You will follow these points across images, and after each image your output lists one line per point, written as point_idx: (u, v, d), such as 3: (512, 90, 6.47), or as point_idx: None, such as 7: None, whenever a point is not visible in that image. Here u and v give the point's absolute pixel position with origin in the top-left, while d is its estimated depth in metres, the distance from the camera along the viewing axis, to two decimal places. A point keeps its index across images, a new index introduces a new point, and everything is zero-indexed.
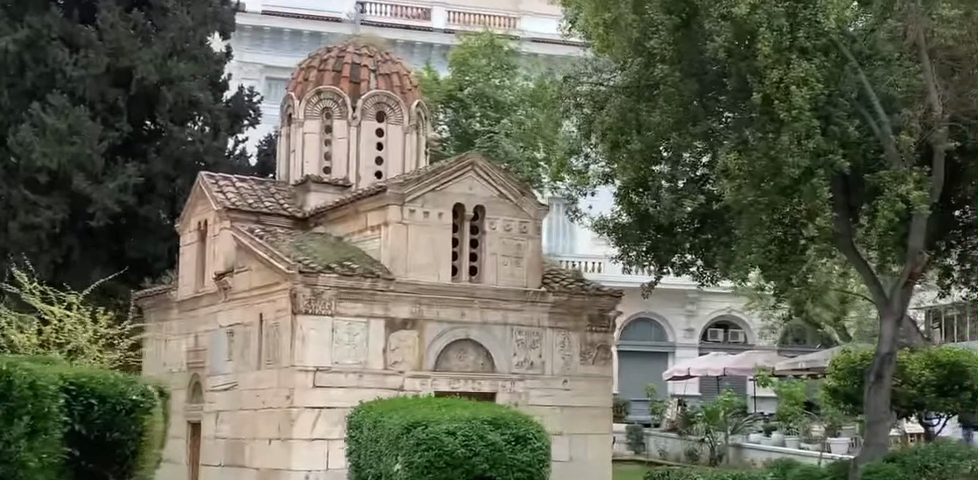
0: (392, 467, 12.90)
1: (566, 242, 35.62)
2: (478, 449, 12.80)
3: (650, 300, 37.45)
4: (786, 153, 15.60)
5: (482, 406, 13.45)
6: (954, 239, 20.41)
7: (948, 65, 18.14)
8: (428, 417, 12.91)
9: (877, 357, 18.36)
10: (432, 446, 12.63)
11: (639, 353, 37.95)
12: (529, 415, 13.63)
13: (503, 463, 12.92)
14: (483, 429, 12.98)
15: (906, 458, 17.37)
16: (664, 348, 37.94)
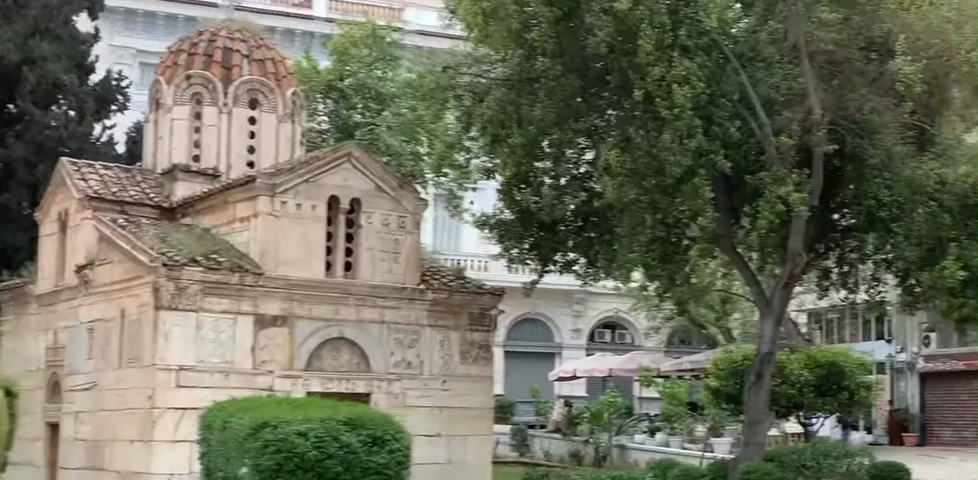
0: (241, 469, 12.42)
1: (451, 240, 35.90)
2: (331, 451, 12.33)
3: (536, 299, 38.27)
4: (667, 152, 15.50)
5: (337, 406, 12.98)
6: (832, 242, 20.78)
7: (828, 69, 18.45)
8: (279, 418, 12.43)
9: (757, 357, 18.38)
10: (280, 448, 12.16)
11: (525, 354, 38.65)
12: (390, 415, 13.15)
13: (357, 465, 12.46)
14: (337, 430, 12.50)
15: (784, 458, 17.29)
16: (551, 349, 38.75)
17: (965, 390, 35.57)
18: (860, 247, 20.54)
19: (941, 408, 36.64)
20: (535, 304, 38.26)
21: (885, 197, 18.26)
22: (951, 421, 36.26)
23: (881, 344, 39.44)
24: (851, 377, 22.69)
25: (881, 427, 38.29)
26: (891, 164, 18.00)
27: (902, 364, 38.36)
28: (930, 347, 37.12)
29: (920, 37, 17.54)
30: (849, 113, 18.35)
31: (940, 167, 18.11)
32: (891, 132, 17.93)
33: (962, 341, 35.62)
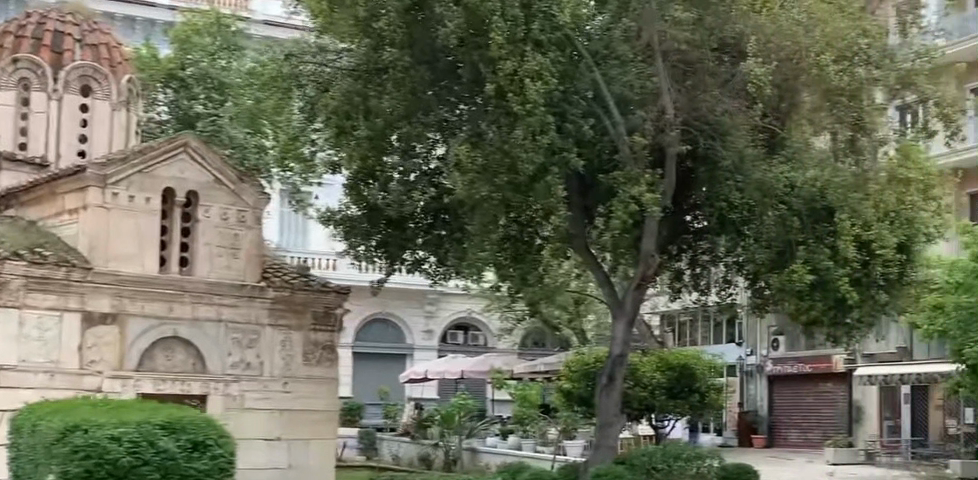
0: (47, 477, 11.57)
1: (300, 239, 37.51)
2: (146, 457, 11.53)
3: (388, 301, 40.68)
4: (519, 148, 15.13)
5: (158, 409, 12.25)
6: (685, 244, 20.72)
7: (680, 68, 18.41)
8: (91, 422, 11.62)
9: (609, 360, 18.07)
10: (89, 454, 11.33)
11: (374, 354, 40.81)
12: (216, 420, 12.36)
13: (176, 473, 11.64)
14: (154, 434, 11.69)
15: (634, 460, 17.08)
16: (401, 350, 41.18)
17: (812, 393, 36.16)
18: (712, 249, 20.46)
19: (789, 411, 37.17)
20: (386, 305, 40.59)
21: (737, 199, 18.39)
22: (798, 423, 36.77)
23: (731, 347, 39.92)
24: (703, 378, 22.59)
25: (730, 429, 38.78)
26: (743, 166, 18.22)
27: (752, 367, 38.82)
28: (778, 350, 37.63)
29: (770, 39, 17.81)
30: (702, 114, 18.39)
31: (790, 170, 18.44)
32: (742, 133, 18.02)
33: (810, 344, 36.17)
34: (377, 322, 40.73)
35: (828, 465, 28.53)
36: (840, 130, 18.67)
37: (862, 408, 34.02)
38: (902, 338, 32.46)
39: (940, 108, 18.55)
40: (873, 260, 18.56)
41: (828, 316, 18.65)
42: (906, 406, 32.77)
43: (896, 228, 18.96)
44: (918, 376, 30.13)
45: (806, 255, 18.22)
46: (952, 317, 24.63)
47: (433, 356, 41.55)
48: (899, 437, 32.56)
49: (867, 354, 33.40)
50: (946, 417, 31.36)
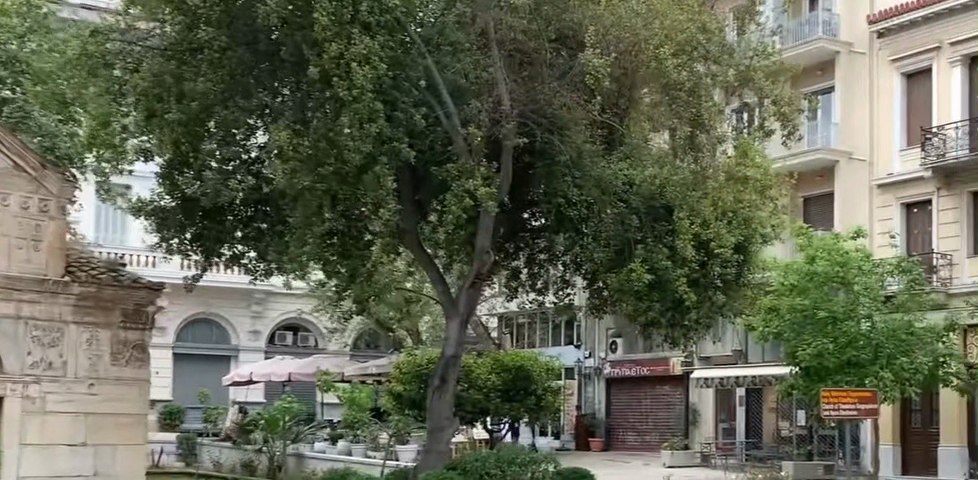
0: None
1: (118, 234, 39.04)
2: None
3: (212, 300, 41.09)
4: (345, 137, 14.71)
5: None
6: (522, 242, 20.15)
7: (517, 58, 17.89)
8: None
9: (441, 361, 17.42)
10: None
11: (195, 354, 41.21)
12: None
13: None
14: None
15: (467, 465, 16.55)
16: (225, 350, 41.58)
17: (648, 396, 36.13)
18: (550, 247, 19.80)
19: (626, 414, 37.15)
20: (209, 305, 41.05)
21: (575, 196, 18.17)
22: (634, 426, 36.76)
23: (569, 350, 39.66)
24: (540, 381, 21.98)
25: (567, 432, 38.54)
26: (581, 162, 18.00)
27: (589, 370, 38.65)
28: (616, 353, 37.52)
29: (609, 31, 17.59)
30: (539, 106, 17.78)
31: (628, 168, 18.40)
32: (580, 129, 17.72)
33: (647, 346, 36.07)
34: (198, 322, 41.13)
35: (664, 467, 28.39)
36: (677, 125, 18.40)
37: (698, 411, 34.05)
38: (738, 341, 32.46)
39: (777, 107, 18.84)
40: (711, 259, 18.64)
41: (665, 318, 18.79)
42: (741, 409, 32.75)
43: (732, 227, 18.75)
44: (753, 378, 30.18)
45: (645, 254, 18.15)
46: (785, 319, 24.47)
47: (260, 357, 42.01)
48: (734, 440, 32.52)
49: (702, 357, 33.43)
50: (778, 419, 31.56)
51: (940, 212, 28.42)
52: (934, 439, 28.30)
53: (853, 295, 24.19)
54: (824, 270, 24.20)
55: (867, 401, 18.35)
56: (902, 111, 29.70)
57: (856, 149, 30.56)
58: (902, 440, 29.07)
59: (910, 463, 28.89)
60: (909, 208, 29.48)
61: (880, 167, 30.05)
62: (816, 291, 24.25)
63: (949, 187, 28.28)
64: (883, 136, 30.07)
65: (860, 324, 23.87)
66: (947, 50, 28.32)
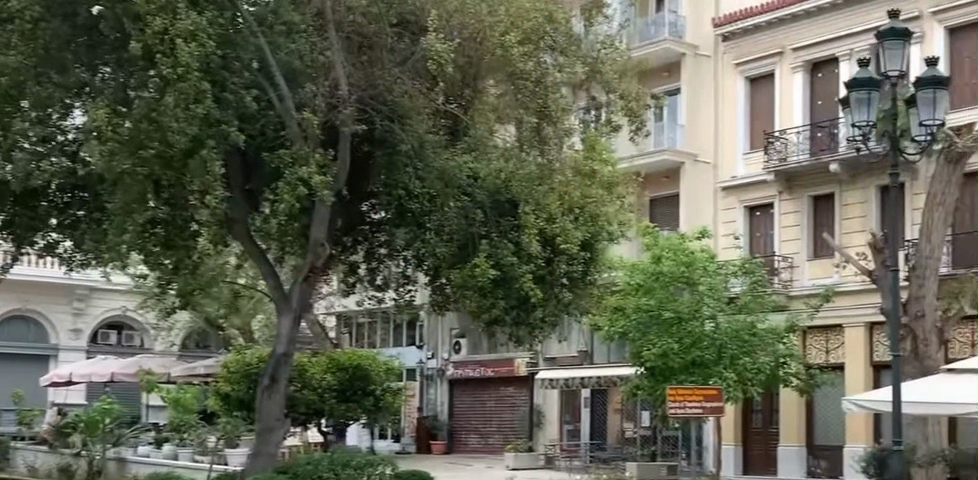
0: None
1: None
2: None
3: (30, 296, 39.40)
4: (170, 118, 14.53)
5: None
6: (361, 235, 19.38)
7: (355, 40, 17.23)
8: None
9: (271, 360, 17.00)
10: None
11: (10, 353, 39.22)
12: None
13: None
14: None
15: (298, 468, 16.12)
16: (44, 350, 39.83)
17: (492, 397, 35.63)
18: (390, 241, 19.06)
19: (468, 415, 36.60)
20: (26, 301, 39.29)
21: (417, 188, 17.78)
22: (477, 428, 36.20)
23: (410, 350, 38.93)
24: (379, 381, 21.15)
25: (408, 435, 37.82)
26: (423, 153, 17.60)
27: (432, 371, 37.99)
28: (459, 353, 36.97)
29: (452, 16, 17.26)
30: (379, 92, 17.29)
31: (472, 161, 17.90)
32: (422, 118, 17.35)
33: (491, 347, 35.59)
34: (14, 319, 39.31)
35: (507, 470, 27.83)
36: (523, 116, 17.89)
37: (542, 412, 33.65)
38: (583, 341, 32.16)
39: (625, 102, 18.63)
40: (558, 257, 18.62)
41: (510, 316, 18.38)
42: (586, 410, 32.45)
43: (579, 224, 18.88)
44: (597, 378, 29.81)
45: (489, 250, 17.92)
46: (631, 319, 24.10)
47: (81, 356, 40.41)
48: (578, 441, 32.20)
49: (548, 357, 33.10)
50: (623, 421, 31.30)
51: (782, 214, 28.48)
52: (774, 440, 28.42)
53: (698, 295, 24.00)
54: (670, 270, 23.93)
55: (712, 399, 18.17)
56: (746, 115, 29.49)
57: (702, 151, 30.27)
58: (743, 441, 29.08)
59: (751, 463, 28.95)
60: (752, 211, 29.37)
61: (725, 169, 29.79)
62: (662, 291, 23.98)
63: (790, 190, 28.37)
64: (728, 138, 29.78)
65: (704, 324, 23.76)
66: (789, 55, 28.40)
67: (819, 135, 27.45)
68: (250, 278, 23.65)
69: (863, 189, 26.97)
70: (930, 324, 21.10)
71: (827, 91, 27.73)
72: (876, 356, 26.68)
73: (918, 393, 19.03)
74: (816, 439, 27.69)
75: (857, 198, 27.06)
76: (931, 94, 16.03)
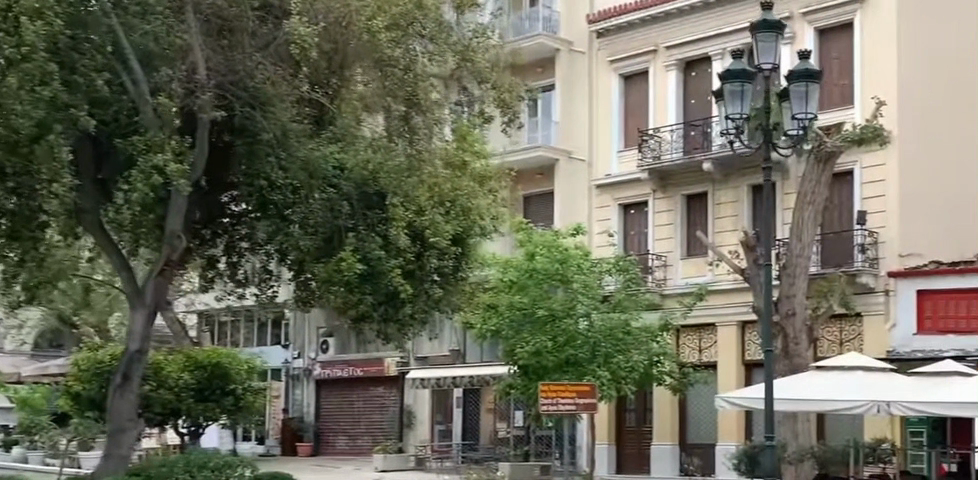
0: None
1: None
2: None
3: None
4: (12, 100, 13.80)
5: None
6: (220, 229, 18.71)
7: (215, 23, 16.67)
8: None
9: (125, 357, 16.35)
10: None
11: None
12: None
13: None
14: None
15: (152, 471, 15.66)
16: None
17: (360, 398, 34.94)
18: (251, 234, 18.33)
19: (336, 417, 35.90)
20: None
21: (280, 179, 17.11)
22: (346, 430, 35.54)
23: (276, 350, 37.97)
24: (239, 380, 20.25)
25: (272, 437, 36.98)
26: (286, 142, 17.00)
27: (297, 371, 37.08)
28: (326, 353, 36.17)
29: None
30: (240, 78, 16.72)
31: (339, 151, 17.52)
32: (286, 106, 16.78)
33: (360, 346, 34.94)
34: None
35: (376, 472, 27.20)
36: (391, 105, 17.46)
37: (413, 413, 33.04)
38: (455, 340, 31.71)
39: (497, 93, 18.23)
40: (428, 251, 18.14)
41: (377, 312, 17.79)
42: (457, 410, 31.94)
43: (450, 218, 18.37)
44: (470, 378, 29.37)
45: (355, 242, 17.40)
46: (504, 317, 23.62)
47: None
48: (450, 442, 31.68)
49: (419, 356, 32.53)
50: (495, 421, 30.93)
51: (656, 213, 28.29)
52: (647, 439, 28.30)
53: (571, 294, 23.63)
54: (544, 268, 23.51)
55: (585, 395, 17.83)
56: (620, 112, 29.23)
57: (575, 149, 29.96)
58: (616, 439, 28.88)
59: (624, 462, 28.76)
60: (626, 209, 29.12)
61: (599, 168, 29.39)
62: (535, 289, 23.57)
63: (664, 189, 28.19)
64: (602, 136, 29.44)
65: (577, 322, 23.45)
66: (662, 53, 28.27)
67: (692, 133, 27.35)
68: (101, 272, 22.62)
69: (736, 188, 26.96)
70: (801, 322, 21.45)
71: (700, 90, 27.73)
72: (747, 354, 26.72)
73: (788, 390, 18.98)
74: (689, 437, 27.62)
75: (730, 197, 27.04)
76: (803, 88, 15.91)
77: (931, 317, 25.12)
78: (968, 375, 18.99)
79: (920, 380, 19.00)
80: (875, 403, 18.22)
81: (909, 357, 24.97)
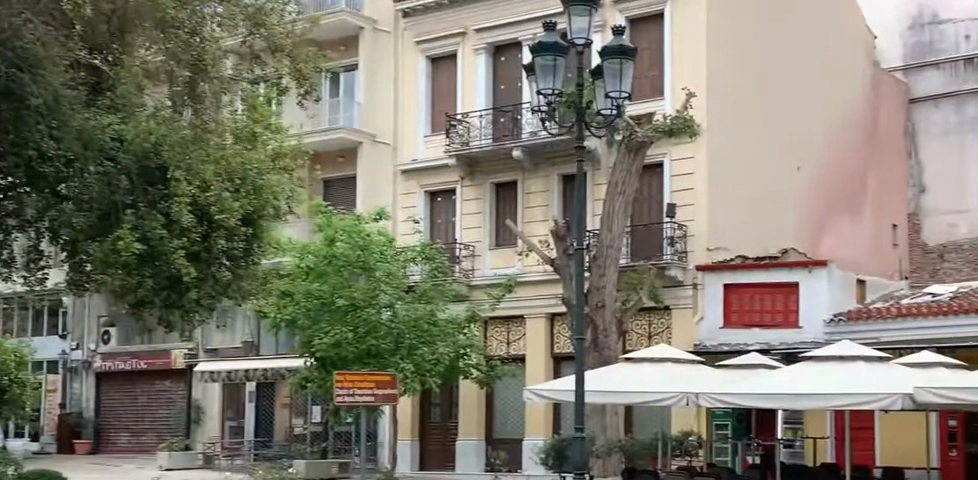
0: None
1: None
2: None
3: None
4: None
5: None
6: None
7: None
8: None
9: None
10: None
11: None
12: None
13: None
14: None
15: None
16: None
17: (145, 392, 33.08)
18: (19, 212, 16.21)
19: (117, 412, 33.97)
20: None
21: (51, 149, 15.23)
22: (128, 426, 33.66)
23: (52, 339, 35.79)
24: None
25: (49, 433, 35.05)
26: (58, 110, 15.02)
27: (76, 363, 34.93)
28: (108, 344, 34.19)
29: None
30: (5, 37, 14.50)
31: (118, 122, 15.97)
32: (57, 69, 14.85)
33: (145, 337, 33.09)
34: None
35: (158, 471, 25.84)
36: (175, 70, 15.97)
37: (202, 408, 31.35)
38: (247, 330, 30.28)
39: (294, 63, 17.31)
40: (214, 233, 17.32)
41: (160, 299, 16.77)
42: (250, 405, 30.42)
43: (239, 196, 17.51)
44: (265, 372, 28.06)
45: (133, 221, 16.16)
46: (300, 306, 22.56)
47: None
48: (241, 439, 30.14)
49: (209, 349, 30.97)
50: (290, 416, 29.54)
51: (463, 202, 27.43)
52: (452, 434, 27.42)
53: (374, 282, 22.39)
54: (344, 254, 22.27)
55: (386, 385, 16.85)
56: (427, 96, 28.20)
57: (380, 132, 28.67)
58: (419, 435, 27.92)
59: (428, 459, 27.80)
60: (432, 196, 28.15)
61: (403, 152, 28.33)
62: (335, 276, 22.38)
63: (472, 176, 27.36)
64: (407, 120, 28.38)
65: (379, 312, 22.15)
66: (472, 36, 27.47)
67: (502, 120, 26.58)
68: None
69: (546, 178, 26.34)
70: (612, 314, 20.82)
71: (510, 76, 27.02)
72: (557, 347, 26.10)
73: (597, 382, 18.25)
74: (494, 432, 26.84)
75: (540, 187, 26.42)
76: (617, 66, 14.99)
77: (737, 311, 24.96)
78: (774, 368, 18.77)
79: (728, 373, 18.62)
80: (685, 394, 17.65)
81: (717, 350, 24.65)
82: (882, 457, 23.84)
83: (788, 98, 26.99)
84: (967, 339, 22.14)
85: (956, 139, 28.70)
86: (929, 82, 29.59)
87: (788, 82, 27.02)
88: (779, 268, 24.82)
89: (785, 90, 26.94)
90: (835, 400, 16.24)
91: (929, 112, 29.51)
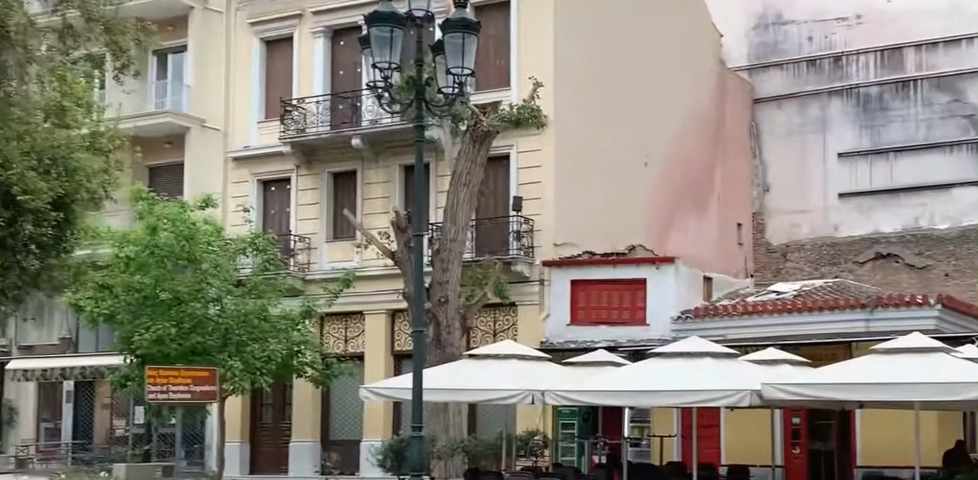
0: None
1: None
2: None
3: None
4: None
5: None
6: None
7: None
8: None
9: None
10: None
11: None
12: None
13: None
14: None
15: None
16: None
17: None
18: None
19: None
20: None
21: None
22: None
23: None
24: None
25: None
26: None
27: None
28: None
29: None
30: None
31: None
32: None
33: None
34: None
35: None
36: None
37: (15, 410, 29.41)
38: (66, 326, 28.50)
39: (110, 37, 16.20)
40: (22, 217, 15.92)
41: None
42: (67, 406, 28.71)
43: (50, 178, 16.19)
44: (83, 370, 26.81)
45: None
46: (119, 300, 21.05)
47: None
48: (58, 443, 28.39)
49: (24, 346, 29.06)
50: (112, 417, 27.95)
51: (299, 192, 26.25)
52: (285, 436, 26.21)
53: (199, 274, 21.16)
54: (166, 244, 20.82)
55: (204, 382, 17.47)
56: (261, 80, 26.93)
57: (210, 116, 27.27)
58: (250, 437, 26.63)
59: (258, 461, 26.54)
60: (266, 186, 26.89)
61: (236, 138, 27.03)
62: (156, 267, 20.93)
63: (309, 165, 26.17)
64: (238, 105, 27.09)
65: (206, 307, 21.02)
66: (309, 19, 26.33)
67: (340, 106, 25.47)
68: None
69: (386, 168, 25.41)
70: (455, 310, 19.81)
71: (349, 61, 25.95)
72: (397, 345, 25.20)
73: (436, 379, 17.40)
74: (330, 433, 25.74)
75: (380, 177, 25.47)
76: (459, 40, 14.01)
77: (584, 308, 24.32)
78: (619, 365, 18.16)
79: (573, 370, 17.92)
80: (530, 392, 16.90)
81: (563, 348, 23.98)
82: (727, 454, 23.41)
83: (636, 95, 26.44)
84: (810, 338, 22.28)
85: (799, 140, 28.73)
86: (772, 83, 29.30)
87: (636, 78, 26.47)
88: (626, 265, 24.29)
89: (633, 85, 26.38)
90: (680, 397, 15.61)
91: (771, 113, 29.25)
